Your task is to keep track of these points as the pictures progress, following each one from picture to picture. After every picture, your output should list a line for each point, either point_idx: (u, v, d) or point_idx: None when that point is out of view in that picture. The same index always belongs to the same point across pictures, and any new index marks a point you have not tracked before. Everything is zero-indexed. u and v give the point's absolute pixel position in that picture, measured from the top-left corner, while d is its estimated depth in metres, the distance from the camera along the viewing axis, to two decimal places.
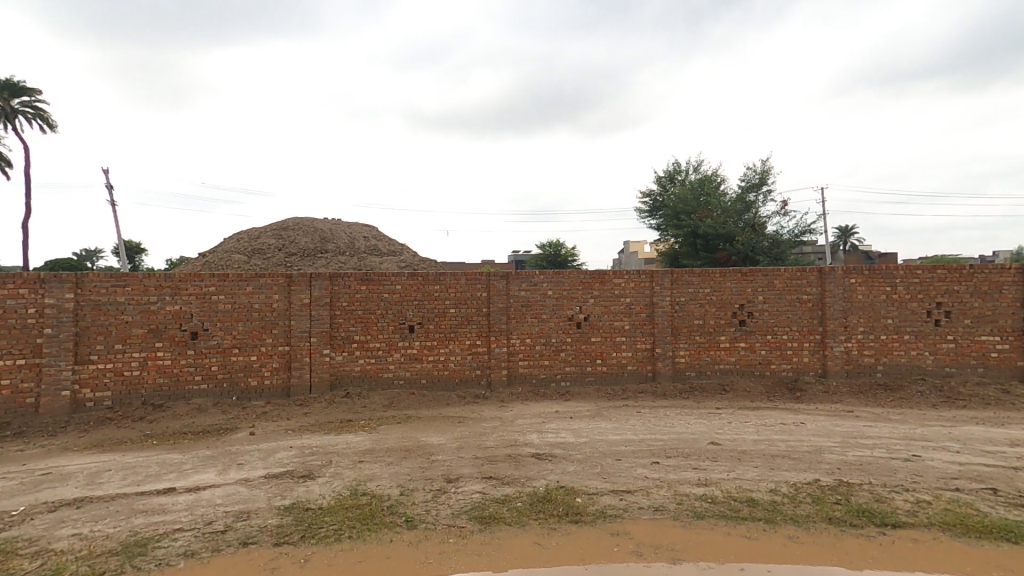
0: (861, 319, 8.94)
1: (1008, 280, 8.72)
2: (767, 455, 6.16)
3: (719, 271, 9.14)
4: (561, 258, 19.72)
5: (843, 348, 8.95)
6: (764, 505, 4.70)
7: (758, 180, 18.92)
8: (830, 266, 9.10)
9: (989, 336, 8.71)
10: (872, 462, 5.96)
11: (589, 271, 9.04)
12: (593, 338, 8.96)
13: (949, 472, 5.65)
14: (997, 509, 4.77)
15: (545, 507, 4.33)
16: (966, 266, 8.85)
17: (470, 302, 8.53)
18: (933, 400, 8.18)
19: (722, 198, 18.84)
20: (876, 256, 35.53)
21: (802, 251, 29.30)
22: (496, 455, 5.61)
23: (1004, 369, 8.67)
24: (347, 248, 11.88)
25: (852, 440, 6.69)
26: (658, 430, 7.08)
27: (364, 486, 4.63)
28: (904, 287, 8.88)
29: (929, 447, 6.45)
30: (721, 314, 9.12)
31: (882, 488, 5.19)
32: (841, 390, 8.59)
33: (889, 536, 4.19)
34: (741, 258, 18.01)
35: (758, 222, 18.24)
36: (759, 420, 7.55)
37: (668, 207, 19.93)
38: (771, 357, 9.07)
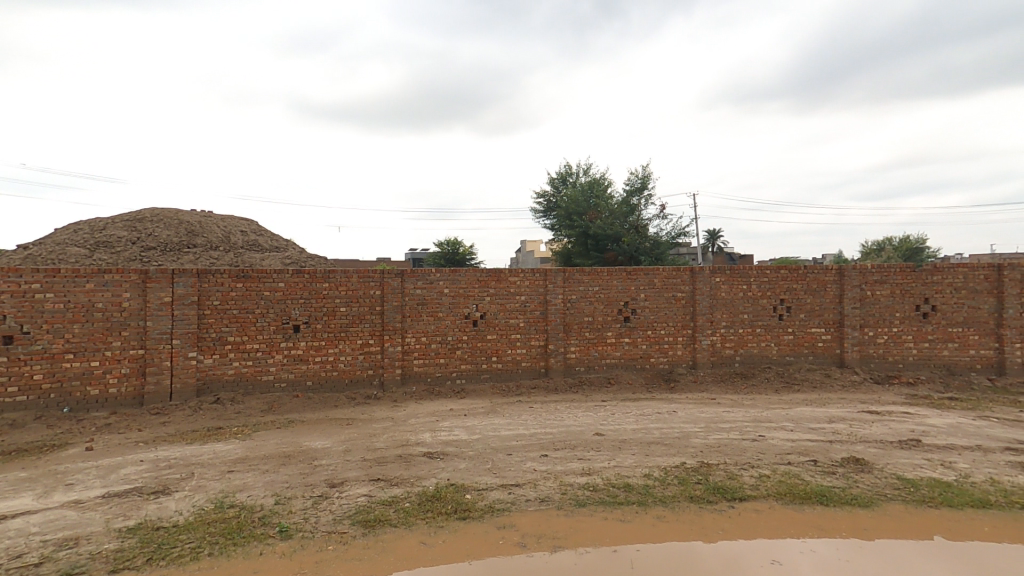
0: (724, 315, 10.02)
1: (831, 279, 10.27)
2: (643, 442, 6.69)
3: (606, 271, 9.71)
4: (459, 257, 19.71)
5: (709, 341, 9.96)
6: (638, 489, 5.11)
7: (640, 185, 20.39)
8: (700, 267, 10.08)
9: (818, 328, 10.20)
10: (728, 443, 6.72)
11: (486, 269, 9.14)
12: (489, 336, 9.08)
13: (785, 448, 6.55)
14: (817, 477, 5.62)
15: (433, 506, 4.32)
16: (802, 267, 10.27)
17: (363, 300, 8.21)
18: (777, 385, 9.44)
19: (610, 201, 20.02)
20: (738, 257, 40.07)
21: (678, 252, 32.21)
22: (386, 456, 5.48)
23: (828, 356, 10.20)
24: (220, 243, 10.85)
25: (713, 425, 7.49)
26: (548, 424, 7.37)
27: (232, 498, 4.28)
28: (757, 286, 10.10)
29: (772, 427, 7.43)
30: (608, 311, 9.70)
31: (734, 465, 5.88)
32: (707, 380, 9.59)
33: (737, 509, 4.76)
34: (627, 258, 19.32)
35: (641, 224, 19.68)
36: (638, 410, 8.18)
37: (561, 208, 20.78)
38: (651, 351, 9.84)
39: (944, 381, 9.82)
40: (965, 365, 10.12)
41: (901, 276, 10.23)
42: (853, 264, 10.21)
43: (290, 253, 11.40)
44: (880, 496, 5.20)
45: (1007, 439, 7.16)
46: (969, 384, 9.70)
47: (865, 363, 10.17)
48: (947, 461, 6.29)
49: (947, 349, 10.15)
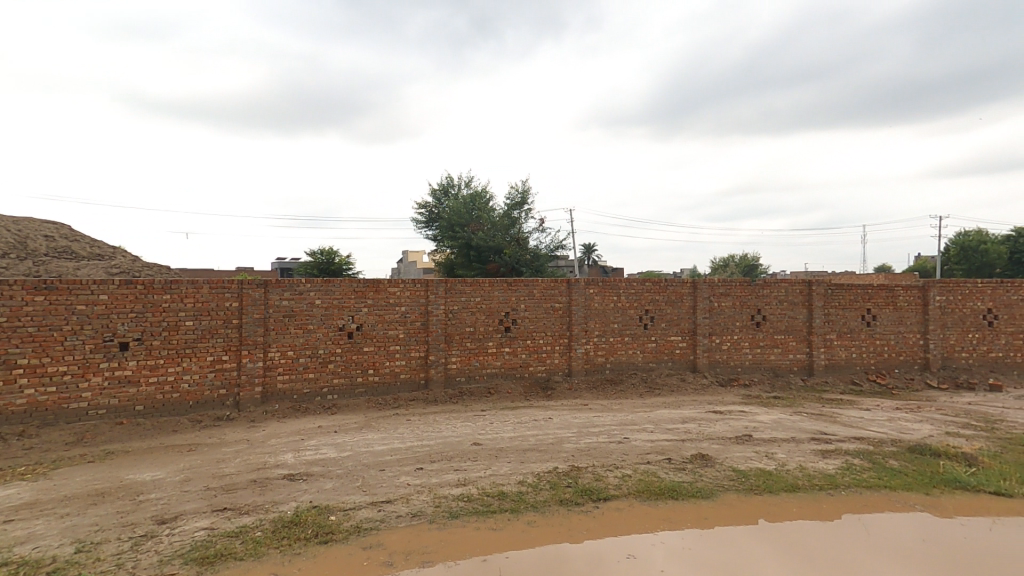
0: (597, 324, 10.71)
1: (686, 291, 11.49)
2: (519, 450, 6.88)
3: (488, 281, 9.87)
4: (334, 267, 18.74)
5: (583, 350, 10.57)
6: (512, 496, 5.23)
7: (520, 199, 21.15)
8: (575, 279, 10.69)
9: (676, 336, 11.31)
10: (597, 446, 7.16)
11: (363, 279, 8.82)
12: (365, 348, 8.73)
13: (645, 448, 7.16)
14: (671, 474, 6.21)
15: (289, 532, 4.03)
16: (663, 280, 11.37)
17: (215, 313, 7.45)
18: (641, 390, 10.30)
19: (491, 214, 20.44)
20: (610, 271, 43.15)
21: (556, 265, 33.88)
22: (237, 482, 4.99)
23: (683, 362, 11.36)
24: (13, 250, 9.09)
25: (585, 429, 7.95)
26: (426, 437, 7.26)
27: (11, 552, 3.59)
28: (625, 297, 10.97)
29: (635, 429, 8.07)
30: (490, 321, 9.86)
31: (602, 467, 6.28)
32: (580, 386, 10.15)
33: (601, 508, 5.09)
34: (509, 269, 19.82)
35: (522, 237, 20.36)
36: (516, 418, 8.40)
37: (443, 219, 20.81)
38: (530, 359, 10.17)
39: (770, 382, 11.47)
40: (786, 367, 11.90)
41: (740, 290, 11.78)
42: (704, 278, 11.52)
43: (118, 262, 9.93)
44: (719, 487, 5.89)
45: (814, 431, 8.56)
46: (789, 384, 11.44)
47: (712, 367, 11.49)
48: (770, 452, 7.34)
49: (773, 353, 11.86)
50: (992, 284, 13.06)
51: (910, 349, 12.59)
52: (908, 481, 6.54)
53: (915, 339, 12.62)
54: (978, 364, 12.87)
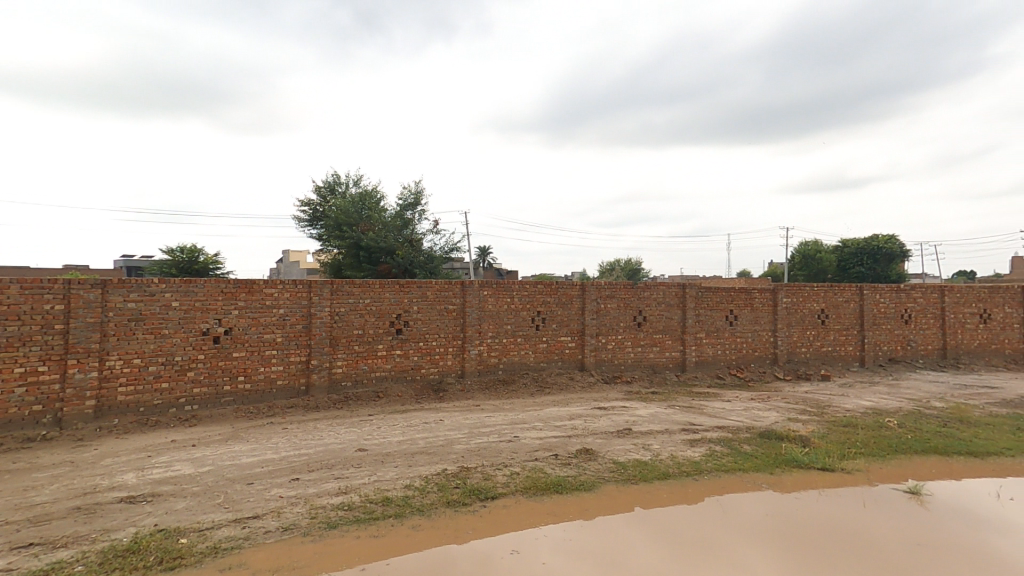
0: (490, 325, 10.86)
1: (575, 294, 12.05)
2: (408, 453, 6.76)
3: (378, 282, 9.58)
4: (198, 266, 17.04)
5: (477, 351, 10.65)
6: (397, 501, 5.13)
7: (414, 200, 20.88)
8: (470, 280, 10.75)
9: (566, 336, 11.81)
10: (486, 446, 7.25)
11: (233, 279, 8.14)
12: (234, 353, 8.05)
13: (533, 446, 7.40)
14: (556, 469, 6.49)
15: (122, 562, 3.61)
16: (555, 283, 11.83)
17: (32, 317, 6.46)
18: (532, 389, 10.62)
19: (382, 214, 19.89)
20: (505, 273, 43.94)
21: (451, 267, 33.80)
22: (54, 512, 4.35)
23: (572, 361, 11.90)
24: None
25: (476, 430, 8.03)
26: (306, 445, 6.86)
27: None
28: (518, 299, 11.25)
29: (525, 428, 8.31)
30: (380, 323, 9.57)
31: (491, 466, 6.39)
32: (472, 388, 10.22)
33: (488, 507, 5.18)
34: (401, 271, 19.34)
35: (415, 238, 19.99)
36: (406, 422, 8.24)
37: (329, 218, 19.84)
38: (422, 362, 10.04)
39: (649, 378, 12.42)
40: (663, 364, 12.97)
41: (623, 293, 12.65)
42: (591, 281, 12.19)
43: None
44: (600, 479, 6.27)
45: (684, 422, 9.43)
46: (665, 380, 12.48)
47: (598, 365, 12.18)
48: (645, 444, 7.95)
49: (652, 352, 12.86)
50: (824, 289, 15.35)
51: (763, 346, 14.37)
52: (757, 463, 7.46)
53: (767, 337, 14.41)
54: (813, 358, 15.06)
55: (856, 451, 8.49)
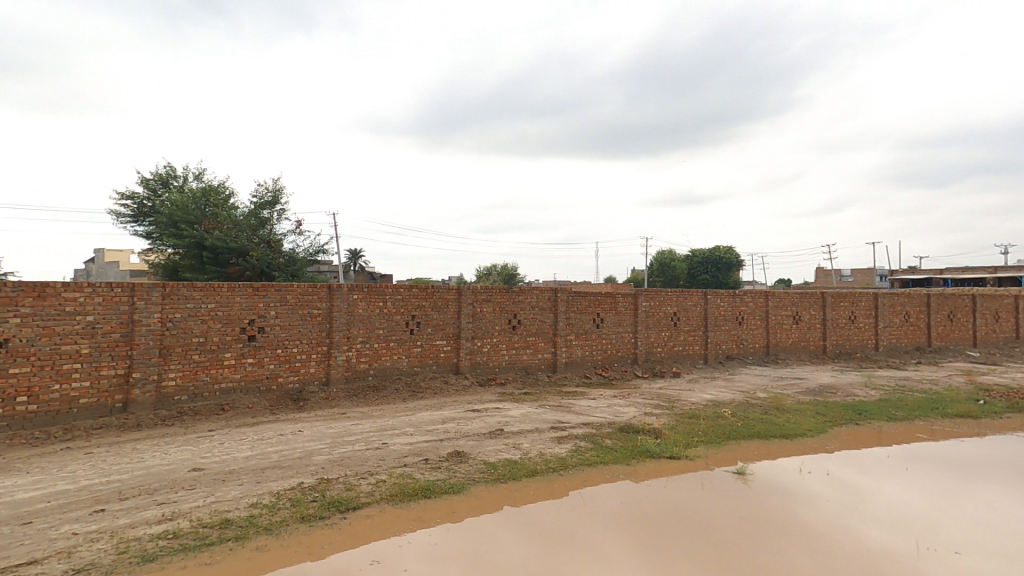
0: (360, 330, 10.44)
1: (451, 298, 12.04)
2: (256, 470, 6.31)
3: (227, 286, 8.74)
4: None
5: (345, 356, 10.16)
6: (239, 522, 4.91)
7: (271, 199, 19.68)
8: (338, 283, 10.18)
9: (441, 340, 11.76)
10: (351, 455, 7.09)
11: (16, 282, 6.93)
12: (12, 369, 6.80)
13: (402, 452, 7.41)
14: (424, 474, 6.65)
15: None
16: (431, 287, 11.70)
17: None
18: (404, 395, 10.44)
19: (231, 211, 18.20)
20: (377, 277, 42.42)
21: (317, 270, 31.92)
22: None
23: (447, 364, 11.89)
24: None
25: (339, 439, 7.74)
26: (122, 470, 6.01)
27: None
28: (392, 302, 10.95)
29: (394, 434, 8.22)
30: (228, 330, 8.75)
31: (354, 476, 6.33)
32: (339, 395, 9.74)
33: (349, 518, 5.21)
34: (256, 273, 17.75)
35: (273, 239, 18.35)
36: (256, 435, 7.60)
37: (162, 215, 17.54)
38: (279, 370, 9.35)
39: (522, 379, 12.84)
40: (535, 365, 13.49)
41: (499, 297, 12.94)
42: (467, 286, 12.30)
43: None
44: (470, 480, 6.58)
45: (553, 420, 9.89)
46: (537, 381, 12.98)
47: (473, 368, 12.32)
48: (516, 443, 8.31)
49: (526, 354, 13.33)
50: (676, 295, 17.09)
51: (625, 346, 15.59)
52: (616, 455, 8.11)
53: (629, 338, 15.66)
54: (666, 356, 16.71)
55: (698, 439, 9.58)
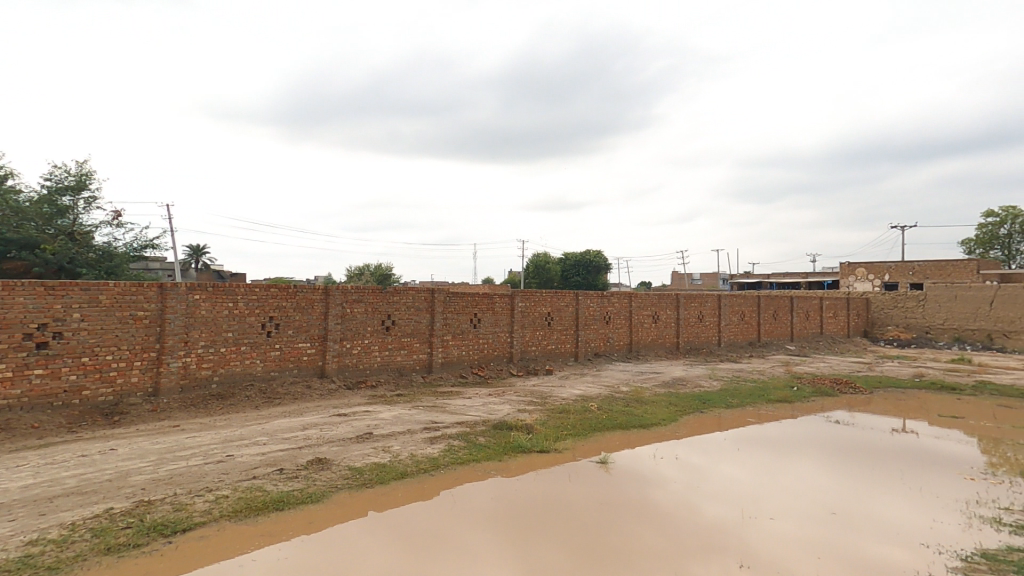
0: (203, 334, 9.69)
1: (317, 298, 11.67)
2: (44, 499, 5.73)
3: (7, 283, 7.61)
4: None
5: (180, 363, 9.34)
6: (8, 565, 4.46)
7: (72, 184, 17.13)
8: (174, 282, 9.42)
9: (303, 343, 11.36)
10: (185, 472, 6.79)
11: None
12: None
13: (252, 463, 7.29)
14: (277, 485, 6.64)
15: None
16: (291, 287, 11.26)
17: None
18: (257, 402, 9.99)
19: (10, 195, 15.37)
20: (228, 276, 38.58)
21: (147, 267, 28.24)
22: None
23: (310, 368, 11.48)
24: None
25: (170, 455, 7.29)
26: None
27: None
28: (244, 303, 10.36)
29: (242, 445, 7.95)
30: (6, 337, 7.53)
31: (187, 495, 6.11)
32: (172, 407, 8.99)
33: (175, 542, 5.07)
34: (53, 270, 15.15)
35: (78, 231, 16.27)
36: (51, 458, 6.78)
37: None
38: (85, 382, 8.24)
39: (394, 381, 12.80)
40: (409, 366, 13.47)
41: (371, 297, 12.72)
42: (336, 285, 11.96)
43: None
44: (331, 488, 6.73)
45: (426, 421, 10.18)
46: (410, 382, 13.04)
47: (341, 371, 12.00)
48: (385, 446, 8.55)
49: (400, 355, 13.27)
50: (551, 295, 17.75)
51: (501, 346, 15.98)
52: (489, 452, 8.66)
53: (505, 337, 16.09)
54: (541, 355, 17.32)
55: (567, 433, 10.17)
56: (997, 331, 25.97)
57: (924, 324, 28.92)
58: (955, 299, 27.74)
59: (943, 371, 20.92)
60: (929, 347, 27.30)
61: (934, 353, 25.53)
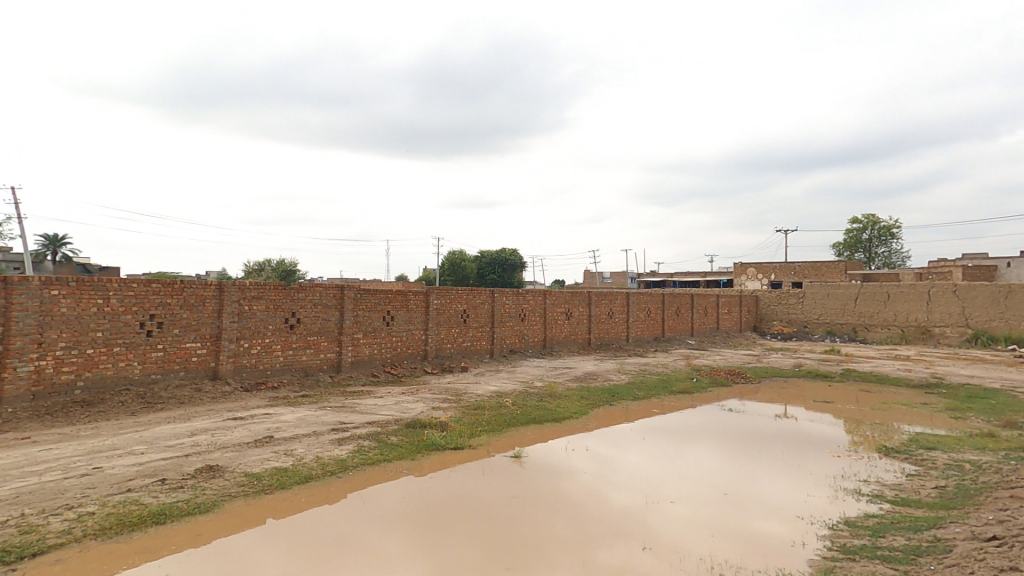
0: (63, 334, 8.38)
1: (209, 295, 10.50)
2: None
3: None
4: None
5: (32, 367, 7.99)
6: None
7: None
8: (23, 275, 8.06)
9: (192, 343, 10.16)
10: (36, 489, 5.80)
11: None
12: None
13: (126, 475, 6.38)
14: (158, 497, 5.85)
15: None
16: (177, 282, 10.06)
17: None
18: (133, 408, 8.80)
19: None
20: (97, 271, 34.28)
21: None
22: None
23: (201, 370, 10.29)
24: None
25: (16, 471, 6.19)
26: None
27: None
28: (117, 300, 9.11)
29: (115, 455, 6.96)
30: None
31: (42, 514, 5.24)
32: (19, 417, 7.67)
33: (24, 569, 4.35)
34: None
35: None
36: None
37: None
38: None
39: (299, 382, 11.80)
40: (316, 366, 12.48)
41: (273, 293, 11.64)
42: (232, 281, 10.82)
43: None
44: (224, 496, 6.01)
45: (334, 422, 9.41)
46: (317, 383, 12.08)
47: (237, 372, 10.87)
48: (288, 449, 7.77)
49: (305, 354, 12.26)
50: (467, 292, 17.36)
51: (415, 343, 15.32)
52: (401, 451, 8.09)
53: (419, 335, 15.45)
54: (456, 352, 16.88)
55: (481, 429, 9.86)
56: (860, 325, 29.13)
57: (803, 319, 31.82)
58: (828, 297, 30.53)
59: (817, 361, 23.10)
60: (807, 340, 30.02)
61: (810, 346, 28.17)
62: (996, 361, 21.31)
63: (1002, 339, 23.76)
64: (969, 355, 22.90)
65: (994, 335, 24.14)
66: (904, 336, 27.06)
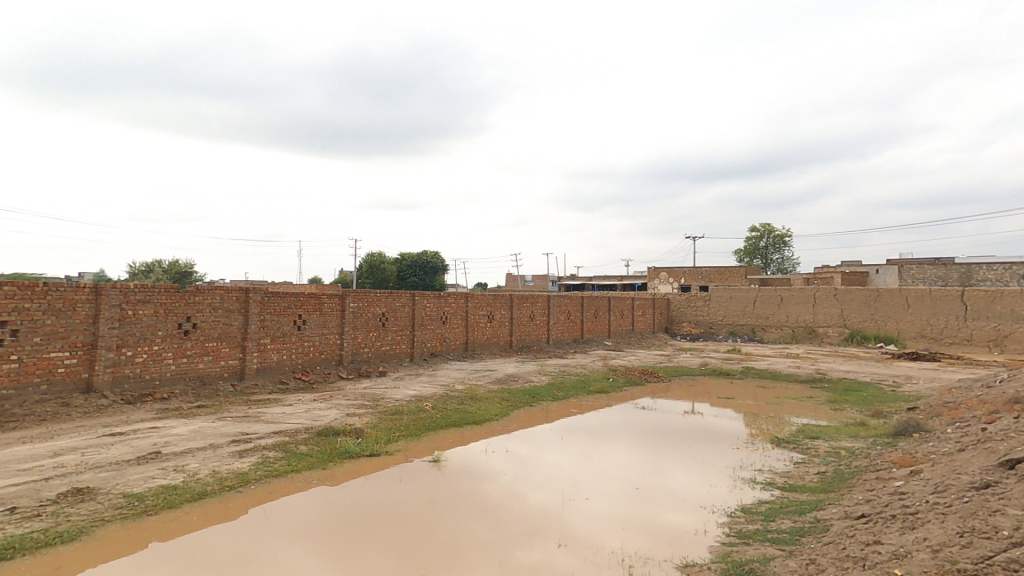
0: None
1: (82, 298, 8.60)
2: None
3: None
4: None
5: None
6: None
7: None
8: None
9: (58, 352, 8.25)
10: None
11: None
12: None
13: None
14: (5, 529, 4.38)
15: None
16: (40, 283, 8.12)
17: None
18: None
19: None
20: None
21: None
22: None
23: (69, 383, 8.38)
24: None
25: None
26: None
27: None
28: None
29: None
30: None
31: None
32: None
33: None
34: None
35: None
36: None
37: None
38: None
39: (194, 392, 10.07)
40: (215, 374, 10.75)
41: (164, 297, 9.86)
42: (112, 282, 8.97)
43: None
44: (95, 522, 4.61)
45: (234, 433, 7.96)
46: (216, 393, 10.38)
47: (116, 385, 9.00)
48: (178, 465, 6.33)
49: (202, 362, 10.51)
50: (385, 295, 16.12)
51: (330, 348, 13.85)
52: (311, 461, 6.90)
53: (334, 339, 13.97)
54: (373, 356, 15.56)
55: (400, 434, 8.83)
56: (757, 325, 31.08)
57: (709, 321, 33.51)
58: (731, 300, 32.35)
59: (722, 360, 24.23)
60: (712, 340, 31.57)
61: (715, 345, 29.64)
62: (869, 357, 23.41)
63: (872, 337, 26.06)
64: (846, 351, 25.06)
65: (867, 334, 26.43)
66: (794, 335, 29.33)
